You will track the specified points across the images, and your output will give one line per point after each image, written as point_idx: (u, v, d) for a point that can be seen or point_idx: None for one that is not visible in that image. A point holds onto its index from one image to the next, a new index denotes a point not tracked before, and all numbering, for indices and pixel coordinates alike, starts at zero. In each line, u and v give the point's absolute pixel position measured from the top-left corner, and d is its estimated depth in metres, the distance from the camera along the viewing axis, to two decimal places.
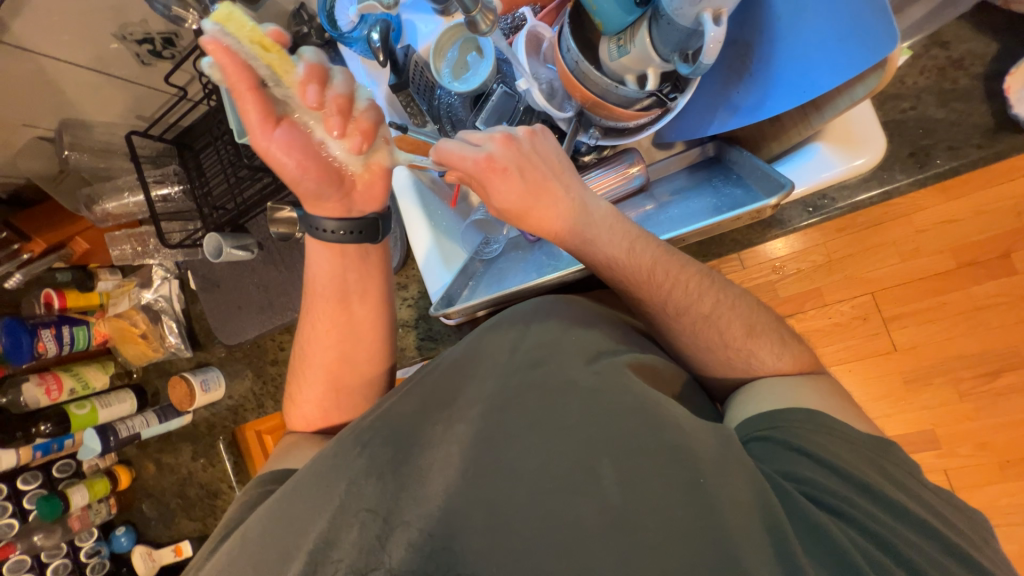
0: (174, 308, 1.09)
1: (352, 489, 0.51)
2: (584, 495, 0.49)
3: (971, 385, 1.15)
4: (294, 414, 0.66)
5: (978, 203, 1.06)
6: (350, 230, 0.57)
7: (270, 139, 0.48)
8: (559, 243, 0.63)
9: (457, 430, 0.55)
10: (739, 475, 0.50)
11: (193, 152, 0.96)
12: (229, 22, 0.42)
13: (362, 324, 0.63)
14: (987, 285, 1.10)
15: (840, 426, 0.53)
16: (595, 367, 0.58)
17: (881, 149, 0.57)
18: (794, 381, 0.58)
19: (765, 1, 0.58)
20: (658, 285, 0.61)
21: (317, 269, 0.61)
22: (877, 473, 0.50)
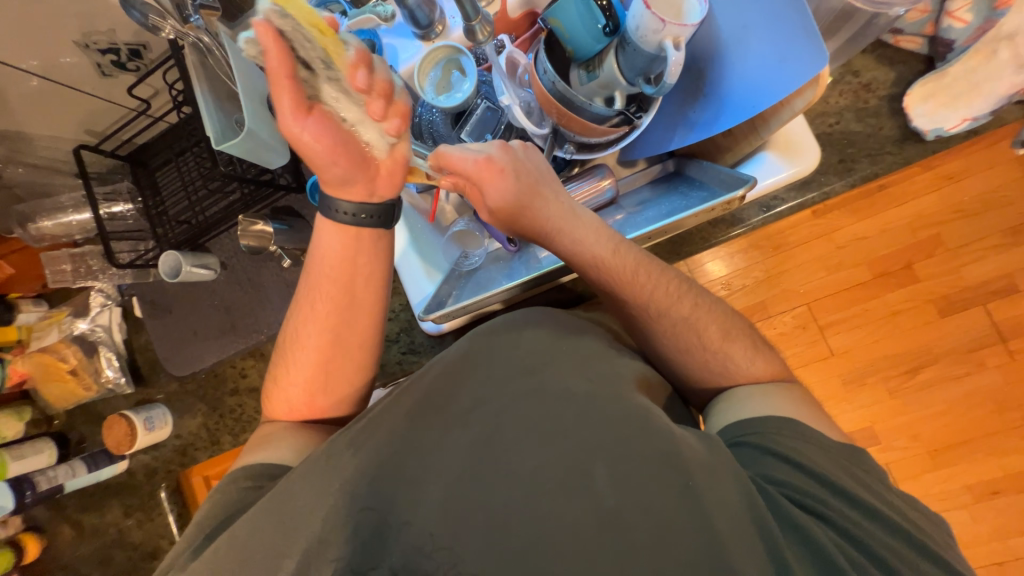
0: (114, 338, 0.98)
1: (348, 491, 0.50)
2: (574, 497, 0.47)
3: (898, 382, 1.29)
4: (277, 395, 0.63)
5: (883, 222, 1.23)
6: (369, 215, 0.60)
7: (303, 126, 0.50)
8: (546, 244, 0.68)
9: (452, 435, 0.53)
10: (727, 480, 0.49)
11: (148, 170, 0.91)
12: (287, 3, 0.41)
13: (362, 312, 0.62)
14: (900, 292, 1.26)
15: (814, 432, 0.55)
16: (588, 376, 0.57)
17: (815, 159, 0.68)
18: (767, 387, 0.61)
19: (713, 33, 0.67)
20: (641, 285, 0.64)
21: (325, 248, 0.60)
22: (849, 476, 0.52)
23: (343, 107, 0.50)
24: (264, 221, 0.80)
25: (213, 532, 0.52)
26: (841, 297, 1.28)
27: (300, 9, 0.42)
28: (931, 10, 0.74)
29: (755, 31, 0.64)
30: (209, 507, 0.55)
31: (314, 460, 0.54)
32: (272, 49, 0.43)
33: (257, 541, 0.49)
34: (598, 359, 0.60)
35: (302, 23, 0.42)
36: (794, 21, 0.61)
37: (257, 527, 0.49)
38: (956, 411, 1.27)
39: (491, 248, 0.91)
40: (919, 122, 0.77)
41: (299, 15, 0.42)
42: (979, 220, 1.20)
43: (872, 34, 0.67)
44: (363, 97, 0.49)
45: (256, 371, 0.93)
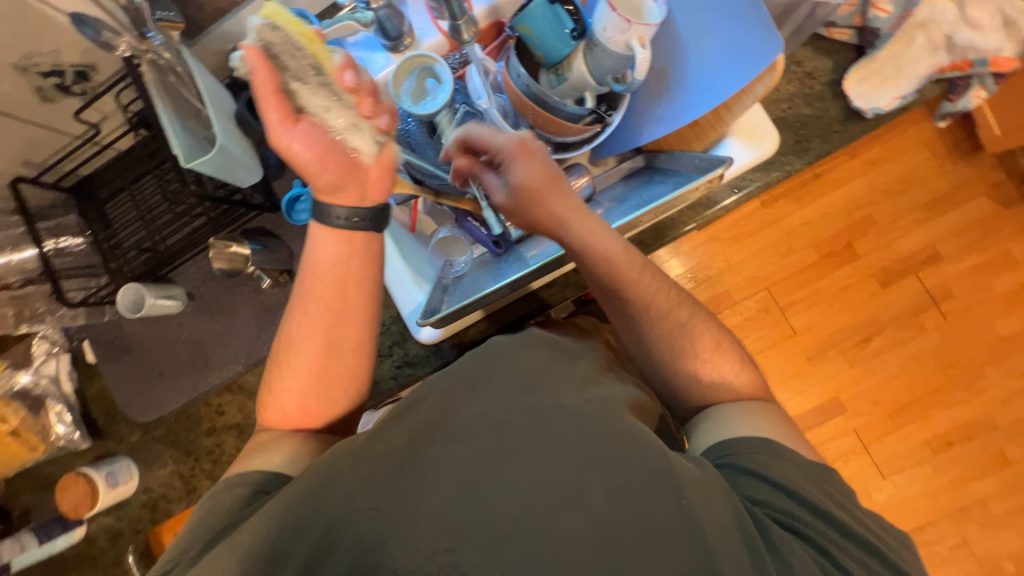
0: (63, 390, 0.88)
1: (339, 518, 0.46)
2: (573, 509, 0.46)
3: (855, 352, 1.39)
4: (272, 404, 0.60)
5: (824, 206, 1.36)
6: (362, 218, 0.58)
7: (291, 135, 0.52)
8: (551, 233, 0.67)
9: (452, 449, 0.49)
10: (717, 496, 0.50)
11: (97, 202, 0.84)
12: (276, 17, 0.49)
13: (355, 315, 0.60)
14: (846, 269, 1.37)
15: (790, 452, 0.57)
16: (585, 396, 0.56)
17: (775, 142, 0.72)
18: (745, 405, 0.63)
19: (672, 34, 0.72)
20: (648, 285, 0.66)
21: (319, 254, 0.59)
22: (822, 494, 0.54)
23: (328, 111, 0.52)
24: (239, 243, 0.77)
25: (207, 545, 0.48)
26: (798, 278, 1.38)
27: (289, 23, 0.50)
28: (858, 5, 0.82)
29: (713, 27, 0.70)
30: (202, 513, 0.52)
31: (311, 472, 0.50)
32: (257, 67, 0.49)
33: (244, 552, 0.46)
34: (591, 386, 0.59)
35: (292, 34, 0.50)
36: (750, 19, 0.67)
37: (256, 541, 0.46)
38: (907, 373, 1.39)
39: (475, 254, 0.90)
40: (857, 103, 0.86)
41: (289, 25, 0.50)
42: (901, 198, 1.35)
43: (807, 31, 0.76)
44: (350, 95, 0.53)
45: (234, 406, 0.87)
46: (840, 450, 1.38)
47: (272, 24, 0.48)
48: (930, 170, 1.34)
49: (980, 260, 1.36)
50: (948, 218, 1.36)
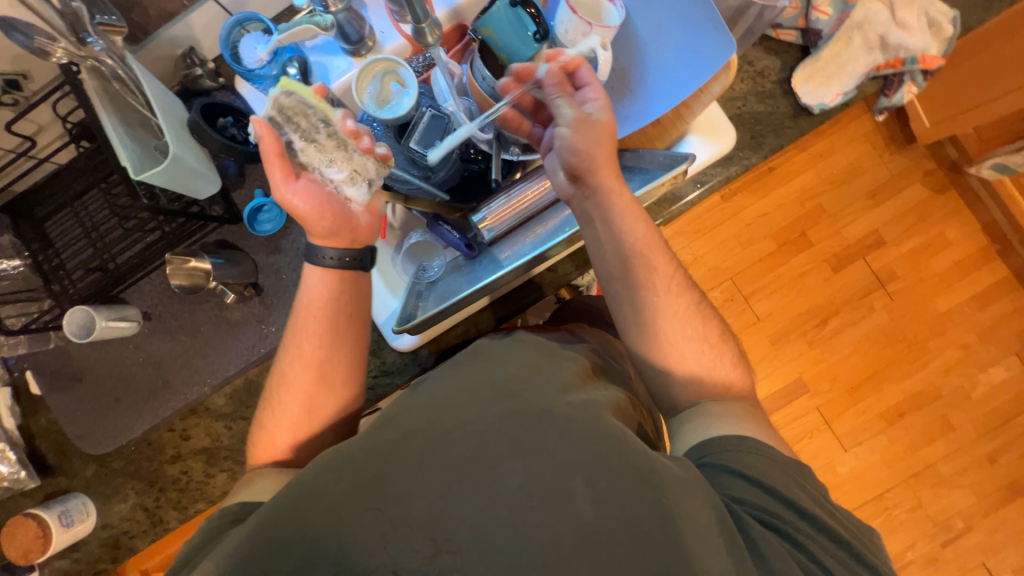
0: (6, 426, 0.81)
1: (332, 517, 0.47)
2: (558, 513, 0.47)
3: (814, 334, 1.47)
4: (262, 441, 0.60)
5: (780, 198, 1.43)
6: (350, 257, 0.63)
7: (291, 187, 0.60)
8: (610, 173, 0.64)
9: (435, 454, 0.50)
10: (698, 495, 0.50)
11: (34, 221, 0.78)
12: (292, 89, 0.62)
13: (345, 345, 0.62)
14: (802, 257, 1.45)
15: (766, 448, 0.57)
16: (568, 399, 0.55)
17: (731, 140, 0.74)
18: (728, 404, 0.62)
19: (632, 36, 0.74)
20: (672, 259, 0.66)
21: (311, 289, 0.62)
22: (797, 488, 0.54)
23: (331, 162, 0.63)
24: (198, 257, 0.73)
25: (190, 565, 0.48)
26: (758, 267, 1.45)
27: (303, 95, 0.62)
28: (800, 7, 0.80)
29: (669, 27, 0.72)
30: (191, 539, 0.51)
31: (296, 485, 0.50)
32: (266, 134, 0.59)
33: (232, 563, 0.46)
34: (575, 390, 0.58)
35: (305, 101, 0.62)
36: (705, 17, 0.68)
37: (242, 558, 0.46)
38: (861, 351, 1.48)
39: (447, 257, 0.89)
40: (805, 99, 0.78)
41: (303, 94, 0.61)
42: (847, 187, 1.44)
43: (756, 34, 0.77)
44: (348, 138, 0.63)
45: (201, 430, 0.83)
46: (804, 427, 1.46)
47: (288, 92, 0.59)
48: (871, 160, 1.44)
49: (919, 242, 1.47)
50: (889, 205, 1.46)
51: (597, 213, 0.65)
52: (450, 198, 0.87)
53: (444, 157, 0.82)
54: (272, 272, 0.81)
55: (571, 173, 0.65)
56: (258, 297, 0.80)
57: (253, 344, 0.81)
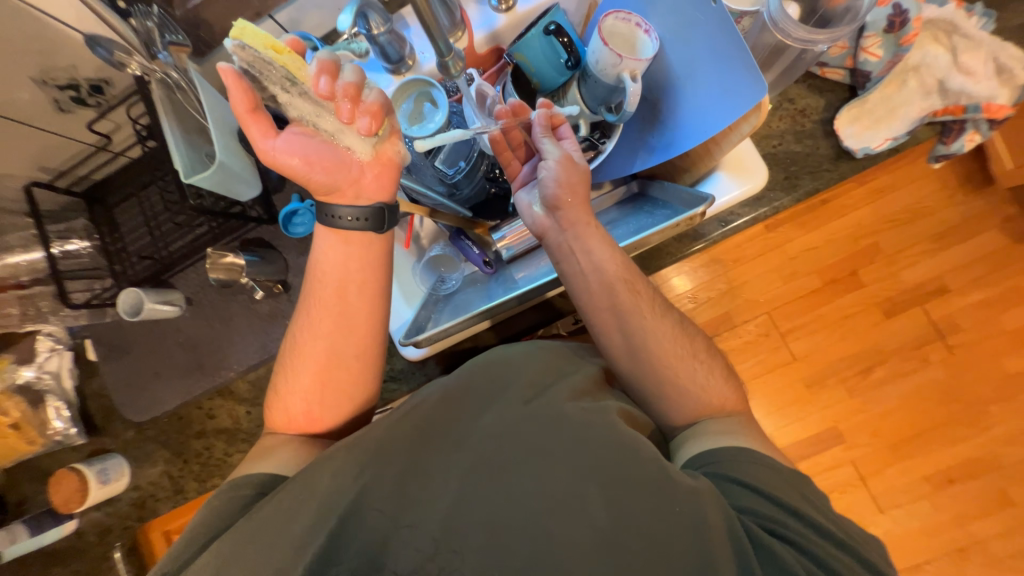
0: (63, 386, 0.91)
1: (359, 506, 0.51)
2: (571, 518, 0.51)
3: (856, 381, 1.37)
4: (276, 406, 0.61)
5: (830, 233, 1.34)
6: (360, 218, 0.58)
7: (274, 147, 0.53)
8: (585, 207, 0.68)
9: (454, 457, 0.55)
10: (711, 502, 0.52)
11: (105, 207, 0.87)
12: (242, 34, 0.47)
13: (357, 314, 0.60)
14: (847, 298, 1.36)
15: (765, 457, 0.58)
16: (579, 403, 0.60)
17: (762, 178, 0.71)
18: (728, 420, 0.63)
19: (665, 67, 0.72)
20: (646, 289, 0.67)
21: (322, 255, 0.59)
22: (799, 496, 0.56)
23: (320, 120, 0.53)
24: (234, 253, 0.78)
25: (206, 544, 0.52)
26: (799, 304, 1.37)
27: (257, 37, 0.48)
28: (848, 46, 0.74)
29: (700, 61, 0.69)
30: (205, 513, 0.54)
31: (322, 467, 0.54)
32: (235, 86, 0.49)
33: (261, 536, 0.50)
34: (583, 395, 0.61)
35: (260, 50, 0.48)
36: (740, 63, 0.66)
37: (263, 527, 0.50)
38: (909, 406, 1.36)
39: (466, 271, 0.92)
40: (848, 142, 0.75)
41: (254, 43, 0.47)
42: (911, 227, 1.32)
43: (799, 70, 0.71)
44: (328, 102, 0.51)
45: (226, 411, 0.89)
46: (836, 481, 1.36)
47: (238, 47, 0.47)
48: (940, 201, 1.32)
49: (990, 293, 1.34)
50: (957, 251, 1.33)
51: (578, 246, 0.67)
52: (474, 214, 0.90)
53: (470, 175, 0.84)
54: (300, 272, 0.87)
55: (553, 207, 0.68)
56: (285, 294, 0.86)
57: (277, 338, 0.87)
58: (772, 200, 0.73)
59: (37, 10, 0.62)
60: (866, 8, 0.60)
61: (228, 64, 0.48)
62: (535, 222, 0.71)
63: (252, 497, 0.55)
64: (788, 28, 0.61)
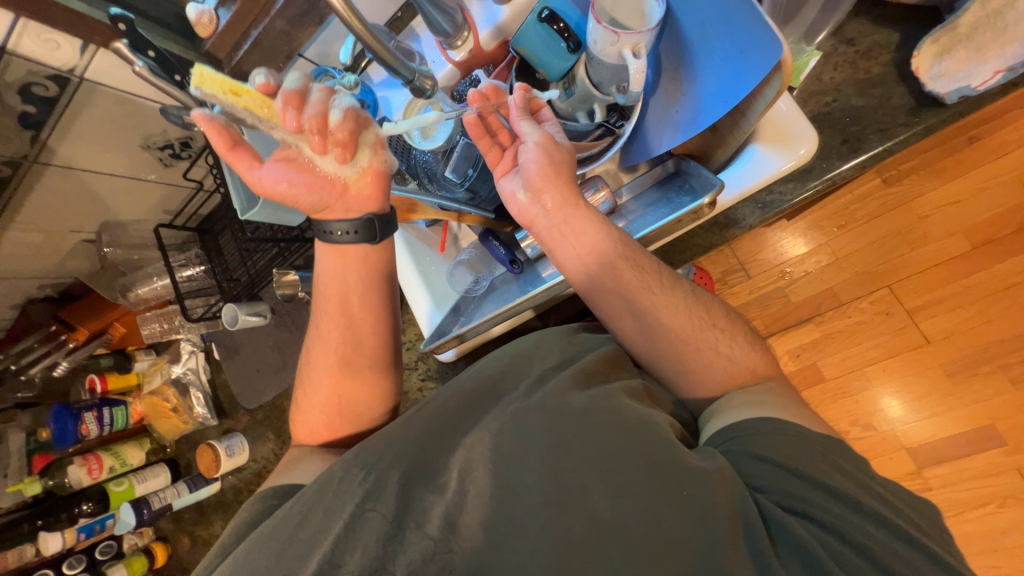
0: (201, 379, 1.17)
1: (359, 513, 0.49)
2: (573, 509, 0.47)
3: (1022, 370, 1.06)
4: (301, 421, 0.68)
5: (977, 182, 1.05)
6: (352, 231, 0.62)
7: (259, 177, 0.58)
8: (570, 187, 0.63)
9: (457, 456, 0.55)
10: (724, 487, 0.46)
11: (213, 236, 1.06)
12: (203, 81, 0.50)
13: (363, 323, 0.66)
14: (1008, 263, 1.05)
15: (794, 426, 0.51)
16: (588, 392, 0.55)
17: (814, 138, 0.58)
18: (754, 392, 0.55)
19: (676, 31, 0.63)
20: (650, 261, 0.61)
21: (324, 273, 0.65)
22: (835, 470, 0.48)
23: (300, 145, 0.58)
24: (291, 271, 0.93)
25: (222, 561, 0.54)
26: (938, 274, 1.08)
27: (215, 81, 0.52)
28: None
29: (710, 17, 0.59)
30: (236, 527, 0.57)
31: (330, 476, 0.53)
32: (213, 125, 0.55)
33: (271, 538, 0.50)
34: (595, 378, 0.57)
35: (220, 93, 0.52)
36: (744, 15, 0.55)
37: (272, 534, 0.50)
38: None
39: (497, 272, 0.92)
40: (935, 85, 0.55)
41: (214, 89, 0.51)
42: None
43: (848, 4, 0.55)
44: (298, 135, 0.55)
45: None
46: (994, 493, 1.07)
47: (200, 93, 0.51)
48: None
49: None
50: None
51: (569, 232, 0.63)
52: (498, 215, 0.89)
53: (484, 178, 0.83)
54: None
55: (538, 191, 0.63)
56: None
57: None
58: (830, 160, 0.60)
59: (132, 94, 0.79)
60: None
61: (200, 109, 0.54)
62: (521, 211, 0.66)
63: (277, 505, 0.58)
64: None
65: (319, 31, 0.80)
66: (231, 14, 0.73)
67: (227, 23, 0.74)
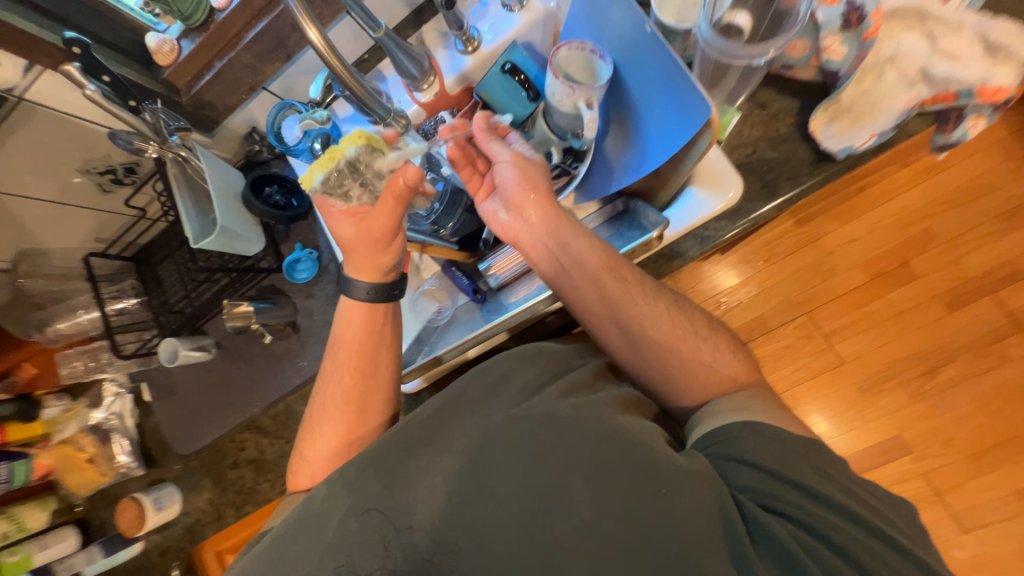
0: (127, 424, 1.03)
1: (341, 528, 0.51)
2: (555, 514, 0.49)
3: (919, 384, 1.22)
4: (303, 467, 0.68)
5: (870, 222, 1.23)
6: (378, 291, 0.71)
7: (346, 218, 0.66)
8: (550, 202, 0.68)
9: (440, 462, 0.54)
10: (702, 486, 0.50)
11: (151, 267, 0.99)
12: (361, 142, 0.61)
13: (381, 368, 0.71)
14: (899, 292, 1.23)
15: (772, 428, 0.55)
16: (572, 400, 0.56)
17: (739, 185, 0.68)
18: (737, 397, 0.59)
19: (625, 88, 0.72)
20: (629, 269, 0.65)
21: (348, 324, 0.71)
22: (808, 467, 0.53)
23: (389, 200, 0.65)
24: (245, 302, 0.86)
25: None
26: (846, 300, 1.25)
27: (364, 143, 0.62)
28: (809, 46, 0.67)
29: (651, 79, 0.67)
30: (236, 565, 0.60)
31: (314, 503, 0.55)
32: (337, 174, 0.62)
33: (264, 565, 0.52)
34: (579, 390, 0.58)
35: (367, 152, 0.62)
36: (677, 80, 0.62)
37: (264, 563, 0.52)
38: (985, 410, 1.20)
39: (460, 301, 0.93)
40: (828, 144, 0.67)
41: (366, 149, 0.62)
42: (968, 209, 1.20)
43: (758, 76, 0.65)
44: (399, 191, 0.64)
45: (253, 444, 0.99)
46: (907, 497, 1.21)
47: (353, 151, 0.61)
48: (1004, 174, 1.19)
49: None
50: None
51: (553, 243, 0.67)
52: (462, 247, 0.91)
53: (449, 212, 0.87)
54: (308, 314, 0.92)
55: (520, 207, 0.68)
56: (295, 335, 0.92)
57: (292, 379, 0.92)
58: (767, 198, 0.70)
59: (76, 117, 0.76)
60: (804, 22, 0.58)
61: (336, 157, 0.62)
62: (505, 228, 0.71)
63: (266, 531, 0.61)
64: (717, 45, 0.59)
65: (285, 66, 0.81)
66: (195, 45, 0.74)
67: (190, 54, 0.74)
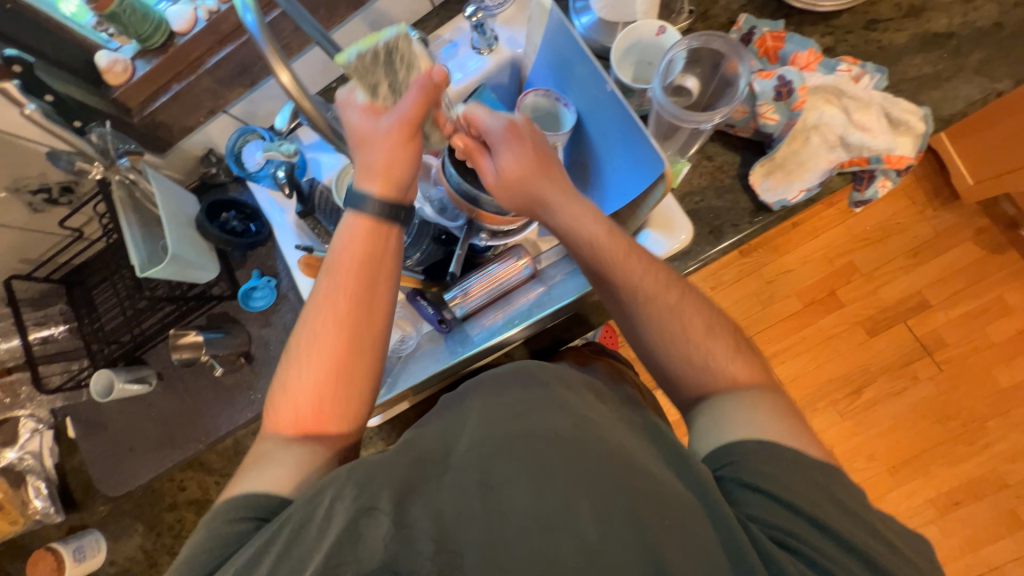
0: (45, 464, 0.93)
1: (339, 547, 0.44)
2: (560, 533, 0.46)
3: (847, 404, 1.34)
4: (281, 406, 0.57)
5: (801, 256, 1.36)
6: (386, 208, 0.60)
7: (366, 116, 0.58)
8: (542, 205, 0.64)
9: (448, 480, 0.50)
10: (701, 514, 0.48)
11: (85, 288, 0.90)
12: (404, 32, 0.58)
13: (379, 303, 0.59)
14: (829, 319, 1.36)
15: (794, 452, 0.51)
16: (574, 420, 0.53)
17: (689, 229, 0.74)
18: (748, 402, 0.56)
19: (586, 134, 0.76)
20: (630, 271, 0.61)
21: (349, 244, 0.59)
22: (830, 502, 0.49)
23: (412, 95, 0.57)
24: (193, 332, 0.82)
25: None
26: (782, 326, 1.37)
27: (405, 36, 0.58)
28: (748, 111, 0.74)
29: (609, 130, 0.71)
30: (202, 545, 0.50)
31: (305, 517, 0.47)
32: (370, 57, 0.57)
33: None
34: (576, 407, 0.56)
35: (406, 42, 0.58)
36: (633, 134, 0.66)
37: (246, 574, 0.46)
38: (904, 426, 1.33)
39: (423, 329, 0.91)
40: (765, 196, 0.75)
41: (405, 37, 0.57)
42: (883, 246, 1.35)
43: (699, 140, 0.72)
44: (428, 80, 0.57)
45: (196, 483, 0.92)
46: None
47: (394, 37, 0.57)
48: (912, 217, 1.36)
49: (971, 307, 1.34)
50: (934, 265, 1.35)
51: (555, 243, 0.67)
52: (427, 276, 0.90)
53: (415, 244, 0.88)
54: (263, 344, 0.88)
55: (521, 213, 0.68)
56: (248, 365, 0.88)
57: (242, 409, 0.87)
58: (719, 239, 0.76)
59: (14, 135, 0.70)
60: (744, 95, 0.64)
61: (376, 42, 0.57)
62: None
63: (246, 519, 0.51)
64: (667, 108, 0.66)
65: (249, 92, 0.78)
66: (151, 67, 0.71)
67: (145, 75, 0.71)
